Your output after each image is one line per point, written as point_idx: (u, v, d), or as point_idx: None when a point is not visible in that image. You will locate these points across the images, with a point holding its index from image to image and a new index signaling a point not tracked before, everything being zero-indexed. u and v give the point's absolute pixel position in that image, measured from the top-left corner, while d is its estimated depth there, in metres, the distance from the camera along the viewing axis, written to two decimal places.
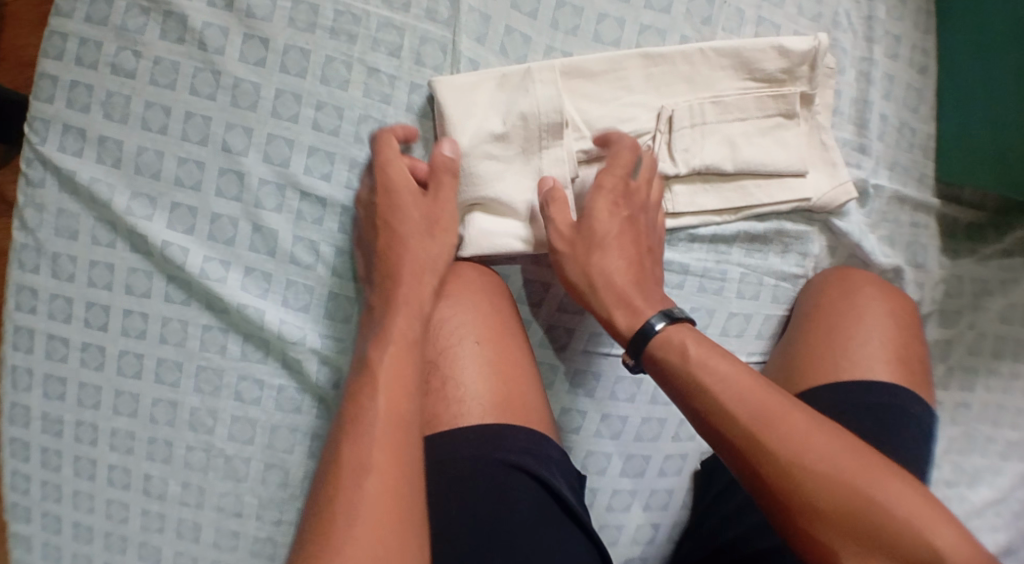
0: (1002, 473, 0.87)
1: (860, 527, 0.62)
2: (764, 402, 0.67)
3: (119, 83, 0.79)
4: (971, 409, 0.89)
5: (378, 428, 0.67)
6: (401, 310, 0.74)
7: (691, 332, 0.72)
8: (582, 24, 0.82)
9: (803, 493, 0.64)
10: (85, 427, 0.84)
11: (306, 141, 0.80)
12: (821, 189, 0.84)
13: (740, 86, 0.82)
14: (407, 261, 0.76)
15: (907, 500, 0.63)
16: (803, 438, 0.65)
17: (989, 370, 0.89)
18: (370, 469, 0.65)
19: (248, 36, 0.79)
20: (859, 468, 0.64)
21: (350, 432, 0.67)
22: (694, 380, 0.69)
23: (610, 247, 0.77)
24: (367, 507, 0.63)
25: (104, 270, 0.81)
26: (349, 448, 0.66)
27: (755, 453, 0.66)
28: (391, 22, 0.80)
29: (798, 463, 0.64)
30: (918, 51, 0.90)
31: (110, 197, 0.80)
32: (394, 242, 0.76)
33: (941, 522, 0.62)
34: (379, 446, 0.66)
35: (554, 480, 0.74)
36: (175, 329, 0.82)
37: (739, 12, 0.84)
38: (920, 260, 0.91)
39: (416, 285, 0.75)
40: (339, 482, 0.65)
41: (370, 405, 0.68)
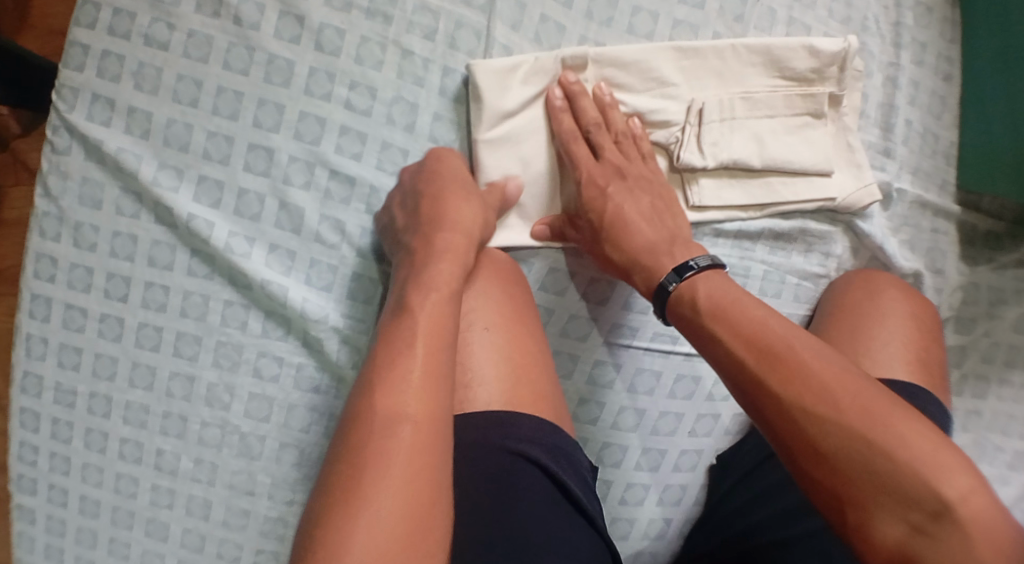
0: (1008, 483, 0.88)
1: (874, 472, 0.62)
2: (780, 348, 0.67)
3: (152, 55, 0.79)
4: (983, 417, 0.90)
5: (416, 378, 0.64)
6: (443, 257, 0.73)
7: (713, 280, 0.73)
8: (616, 15, 0.82)
9: (815, 442, 0.64)
10: (99, 399, 0.83)
11: (338, 119, 0.80)
12: (846, 189, 0.85)
13: (769, 83, 0.83)
14: (450, 217, 0.75)
15: (921, 445, 0.62)
16: (819, 382, 0.65)
17: (1001, 377, 0.90)
18: (406, 419, 0.63)
19: (284, 12, 0.79)
20: (878, 414, 0.63)
21: (383, 378, 0.65)
22: (712, 326, 0.71)
23: (628, 209, 0.79)
24: (400, 459, 0.61)
25: (126, 240, 0.80)
26: (381, 400, 0.64)
27: (769, 401, 0.67)
28: (427, 6, 0.80)
29: (812, 409, 0.64)
30: (943, 59, 0.91)
31: (136, 167, 0.79)
32: (437, 193, 0.76)
33: (955, 469, 0.61)
34: (413, 396, 0.64)
35: (559, 471, 0.74)
36: (195, 303, 0.81)
37: (771, 11, 0.85)
38: (939, 266, 0.91)
39: (459, 239, 0.75)
40: (369, 431, 0.62)
41: (408, 356, 0.65)
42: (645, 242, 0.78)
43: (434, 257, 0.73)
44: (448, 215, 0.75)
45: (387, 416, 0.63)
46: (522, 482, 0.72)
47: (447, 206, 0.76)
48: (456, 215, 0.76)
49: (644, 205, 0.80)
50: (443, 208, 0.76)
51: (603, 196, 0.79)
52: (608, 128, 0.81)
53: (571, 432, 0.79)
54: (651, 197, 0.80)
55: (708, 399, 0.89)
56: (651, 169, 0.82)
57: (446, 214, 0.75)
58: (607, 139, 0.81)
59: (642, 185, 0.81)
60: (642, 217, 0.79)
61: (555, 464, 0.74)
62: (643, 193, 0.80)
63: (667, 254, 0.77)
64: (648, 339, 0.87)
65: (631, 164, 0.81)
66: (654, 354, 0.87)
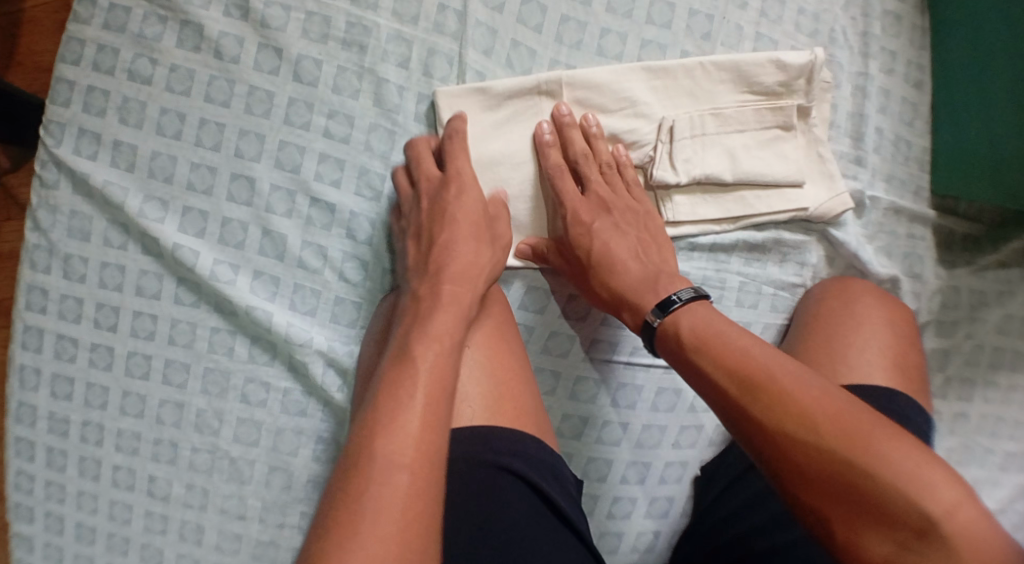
0: (1000, 485, 0.87)
1: (857, 493, 0.63)
2: (760, 375, 0.69)
3: (135, 90, 0.82)
4: (970, 420, 0.91)
5: (415, 423, 0.65)
6: (443, 308, 0.73)
7: (691, 311, 0.75)
8: (586, 38, 0.84)
9: (801, 468, 0.65)
10: (92, 427, 0.85)
11: (317, 148, 0.82)
12: (819, 200, 0.86)
13: (738, 98, 0.84)
14: (451, 263, 0.77)
15: (904, 461, 0.63)
16: (801, 409, 0.66)
17: (987, 380, 0.91)
18: (401, 467, 0.63)
19: (262, 46, 0.82)
20: (857, 436, 0.64)
21: (386, 422, 0.65)
22: (695, 359, 0.72)
23: (615, 245, 0.81)
24: (395, 510, 0.62)
25: (114, 271, 0.83)
26: (382, 444, 0.64)
27: (754, 428, 0.68)
28: (401, 34, 0.82)
29: (793, 437, 0.66)
30: (914, 67, 0.91)
31: (123, 200, 0.82)
32: (443, 240, 0.78)
33: (939, 485, 0.62)
34: (411, 446, 0.64)
35: (543, 483, 0.75)
36: (183, 331, 0.83)
37: (738, 28, 0.86)
38: (917, 271, 0.92)
39: (460, 285, 0.75)
40: (365, 475, 0.63)
41: (408, 404, 0.66)
42: (632, 275, 0.80)
43: (434, 302, 0.74)
44: (445, 259, 0.77)
45: (387, 461, 0.63)
46: (506, 496, 0.73)
47: (441, 254, 0.77)
48: (459, 262, 0.77)
49: (632, 238, 0.82)
50: (438, 256, 0.77)
51: (589, 232, 0.81)
52: (592, 159, 0.83)
53: (554, 445, 0.80)
54: (640, 229, 0.83)
55: (690, 411, 0.90)
56: (639, 202, 0.84)
57: (441, 258, 0.77)
58: (593, 170, 0.83)
59: (629, 218, 0.83)
60: (630, 253, 0.81)
61: (539, 478, 0.75)
62: (630, 226, 0.83)
63: (653, 289, 0.78)
64: (629, 353, 0.88)
65: (617, 197, 0.84)
66: (635, 368, 0.88)
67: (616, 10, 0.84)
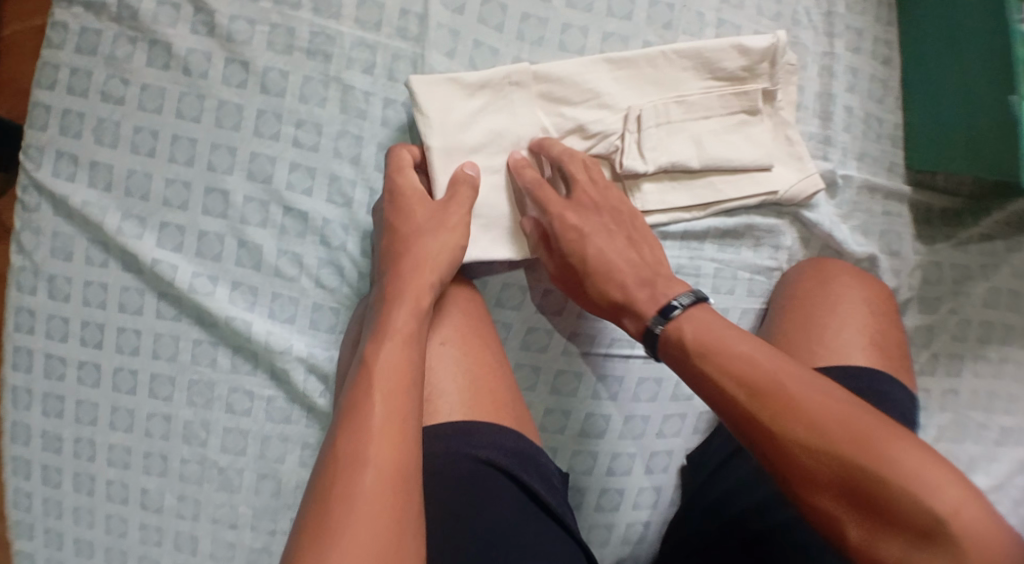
0: (997, 460, 0.90)
1: (866, 496, 0.63)
2: (768, 383, 0.68)
3: (109, 110, 0.83)
4: (961, 397, 0.92)
5: (376, 418, 0.66)
6: (401, 303, 0.74)
7: (691, 320, 0.74)
8: (547, 34, 0.84)
9: (812, 472, 0.65)
10: (84, 443, 0.87)
11: (287, 157, 0.83)
12: (789, 181, 0.86)
13: (703, 85, 0.85)
14: (411, 259, 0.77)
15: (909, 460, 0.62)
16: (812, 413, 0.66)
17: (975, 355, 0.92)
18: (367, 462, 0.64)
19: (229, 60, 0.83)
20: (865, 441, 0.64)
21: (350, 421, 0.66)
22: (700, 367, 0.72)
23: (606, 248, 0.81)
24: (367, 503, 0.62)
25: (97, 289, 0.84)
26: (347, 443, 0.65)
27: (762, 435, 0.67)
28: (365, 41, 0.83)
29: (802, 444, 0.65)
30: (881, 43, 0.91)
31: (102, 218, 0.83)
32: (404, 239, 0.78)
33: (944, 484, 0.61)
34: (374, 439, 0.65)
35: (524, 474, 0.76)
36: (167, 344, 0.84)
37: (700, 15, 0.86)
38: (895, 248, 0.92)
39: (420, 280, 0.76)
40: (341, 472, 0.64)
41: (368, 400, 0.67)
42: (627, 277, 0.79)
43: (398, 299, 0.75)
44: (410, 252, 0.77)
45: (351, 458, 0.64)
46: (490, 490, 0.74)
47: (408, 246, 0.77)
48: (424, 253, 0.77)
49: (621, 238, 0.81)
50: (404, 251, 0.77)
51: (581, 237, 0.81)
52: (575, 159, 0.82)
53: (535, 437, 0.81)
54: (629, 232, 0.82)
55: (673, 400, 0.90)
56: (622, 202, 0.83)
57: (405, 251, 0.77)
58: (580, 171, 0.82)
59: (618, 219, 0.82)
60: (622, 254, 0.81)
61: (521, 469, 0.76)
62: (619, 226, 0.82)
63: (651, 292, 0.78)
64: (607, 345, 0.89)
65: (604, 198, 0.83)
66: (614, 359, 0.89)
67: (576, 5, 0.84)
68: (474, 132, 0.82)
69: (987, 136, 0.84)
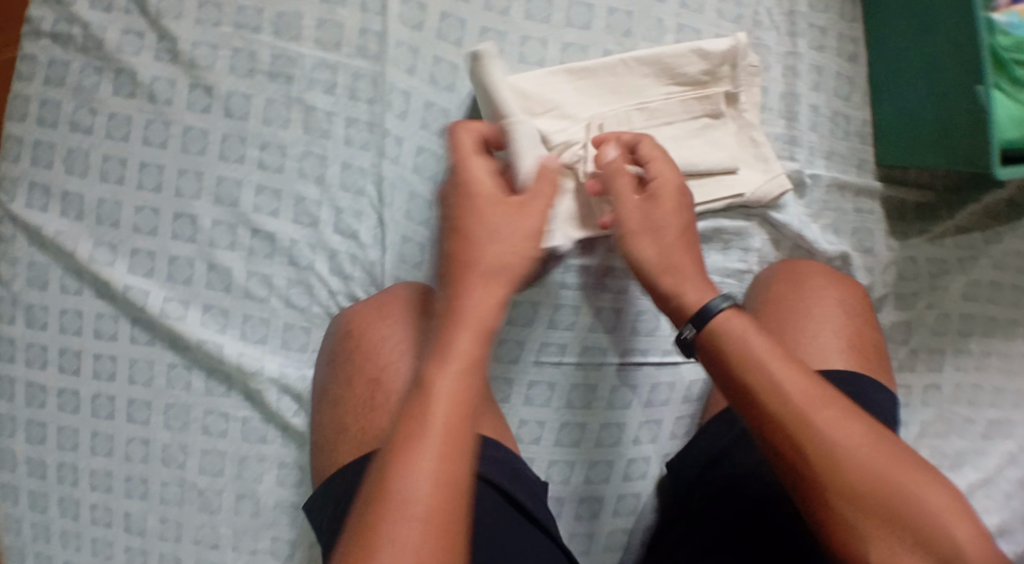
0: (988, 453, 0.90)
1: (899, 525, 0.62)
2: (825, 398, 0.66)
3: (79, 140, 0.85)
4: (943, 391, 0.93)
5: (428, 453, 0.59)
6: (464, 325, 0.66)
7: (736, 321, 0.70)
8: (506, 47, 0.85)
9: (851, 497, 0.63)
10: (68, 468, 0.88)
11: (253, 180, 0.84)
12: (755, 183, 0.86)
13: (664, 91, 0.84)
14: (480, 264, 0.69)
15: (938, 500, 0.62)
16: (855, 435, 0.65)
17: (956, 348, 0.93)
18: (417, 502, 0.58)
19: (193, 86, 0.84)
20: (903, 478, 0.63)
21: (400, 448, 0.60)
22: (758, 366, 0.68)
23: (680, 228, 0.77)
24: (416, 545, 0.57)
25: (73, 316, 0.86)
26: (393, 475, 0.59)
27: (809, 444, 0.65)
28: (325, 62, 0.84)
29: (844, 468, 0.64)
30: (846, 40, 0.91)
31: (74, 247, 0.84)
32: (478, 235, 0.70)
33: (973, 533, 0.61)
34: (429, 477, 0.59)
35: (507, 483, 0.76)
36: (142, 369, 0.85)
37: (659, 21, 0.86)
38: (867, 245, 0.91)
39: (487, 294, 0.67)
40: (389, 507, 0.58)
41: (425, 433, 0.60)
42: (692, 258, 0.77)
43: (461, 318, 0.66)
44: (478, 255, 0.69)
45: (403, 494, 0.58)
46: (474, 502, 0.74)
47: (473, 245, 0.69)
48: (492, 260, 0.69)
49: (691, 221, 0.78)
50: (467, 252, 0.69)
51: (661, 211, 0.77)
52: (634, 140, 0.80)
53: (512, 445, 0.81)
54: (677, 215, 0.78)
55: (646, 407, 0.91)
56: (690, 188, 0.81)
57: (472, 255, 0.69)
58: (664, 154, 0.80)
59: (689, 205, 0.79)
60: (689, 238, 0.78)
61: (502, 478, 0.76)
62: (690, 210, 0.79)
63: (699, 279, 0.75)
64: (576, 355, 0.90)
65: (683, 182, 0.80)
66: (585, 369, 0.90)
67: (534, 16, 0.85)
68: (513, 111, 0.78)
69: (961, 128, 0.83)
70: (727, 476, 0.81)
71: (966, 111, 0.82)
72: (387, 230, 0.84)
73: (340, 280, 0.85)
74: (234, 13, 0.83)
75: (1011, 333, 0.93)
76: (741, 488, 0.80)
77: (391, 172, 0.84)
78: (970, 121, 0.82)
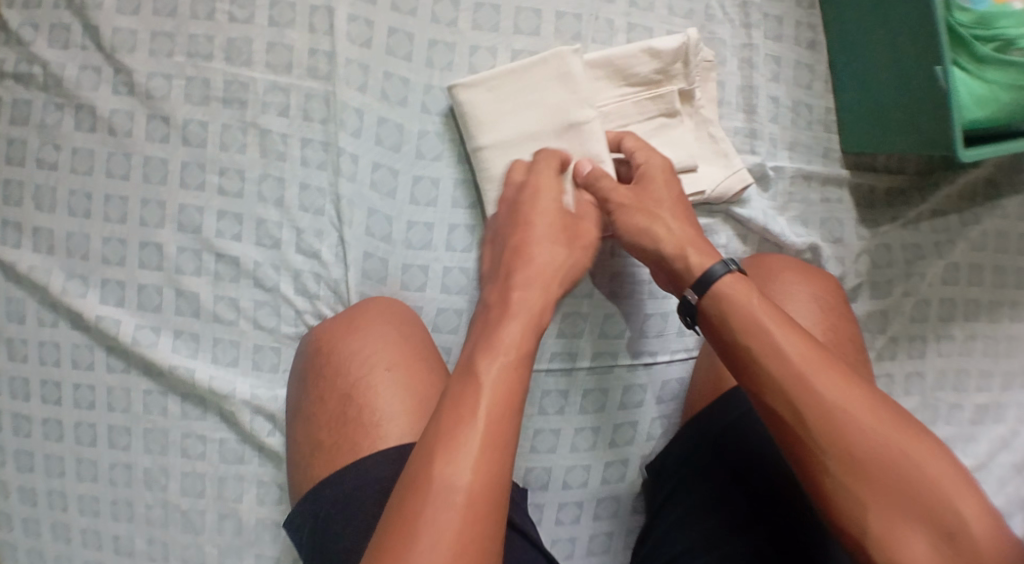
0: (976, 440, 0.91)
1: (902, 489, 0.61)
2: (824, 359, 0.65)
3: (45, 176, 0.86)
4: (926, 378, 0.91)
5: (470, 441, 0.60)
6: (515, 319, 0.67)
7: (740, 286, 0.70)
8: (456, 59, 0.85)
9: (852, 459, 0.62)
10: (56, 495, 0.90)
11: (214, 206, 0.85)
12: (716, 180, 0.84)
13: (617, 93, 0.84)
14: (535, 267, 0.71)
15: (943, 468, 0.61)
16: (860, 398, 0.64)
17: (938, 334, 0.92)
18: (459, 491, 0.58)
19: (151, 116, 0.85)
20: (906, 443, 0.62)
21: (444, 435, 0.60)
22: (761, 328, 0.67)
23: (676, 203, 0.77)
24: (450, 532, 0.57)
25: (51, 348, 0.88)
26: (434, 463, 0.59)
27: (809, 401, 0.64)
28: (277, 84, 0.84)
29: (845, 433, 0.63)
30: (804, 27, 0.90)
31: (46, 280, 0.86)
32: (528, 240, 0.73)
33: (975, 501, 0.60)
34: (471, 466, 0.59)
35: None
36: (119, 396, 0.87)
37: (609, 22, 0.86)
38: (838, 235, 0.90)
39: (541, 291, 0.70)
40: (436, 476, 0.58)
41: (471, 420, 0.60)
42: (694, 230, 0.76)
43: (510, 313, 0.67)
44: (534, 255, 0.72)
45: (446, 480, 0.58)
46: None
47: (529, 249, 0.72)
48: (540, 262, 0.71)
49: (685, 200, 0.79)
50: (524, 251, 0.72)
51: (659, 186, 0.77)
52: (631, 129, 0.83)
53: None
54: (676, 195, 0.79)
55: (622, 409, 0.90)
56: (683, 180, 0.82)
57: (532, 255, 0.72)
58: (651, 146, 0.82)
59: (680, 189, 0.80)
60: (685, 215, 0.77)
61: None
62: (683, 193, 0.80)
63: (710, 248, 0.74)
64: (547, 360, 0.89)
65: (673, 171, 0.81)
66: (556, 375, 0.89)
67: (483, 26, 0.85)
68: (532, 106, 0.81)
69: (925, 111, 0.81)
70: (728, 475, 0.80)
71: (927, 94, 0.80)
72: (348, 248, 0.85)
73: (306, 299, 0.86)
74: (185, 42, 0.85)
75: (994, 315, 0.92)
76: (742, 482, 0.79)
77: (348, 190, 0.85)
78: (932, 103, 0.80)
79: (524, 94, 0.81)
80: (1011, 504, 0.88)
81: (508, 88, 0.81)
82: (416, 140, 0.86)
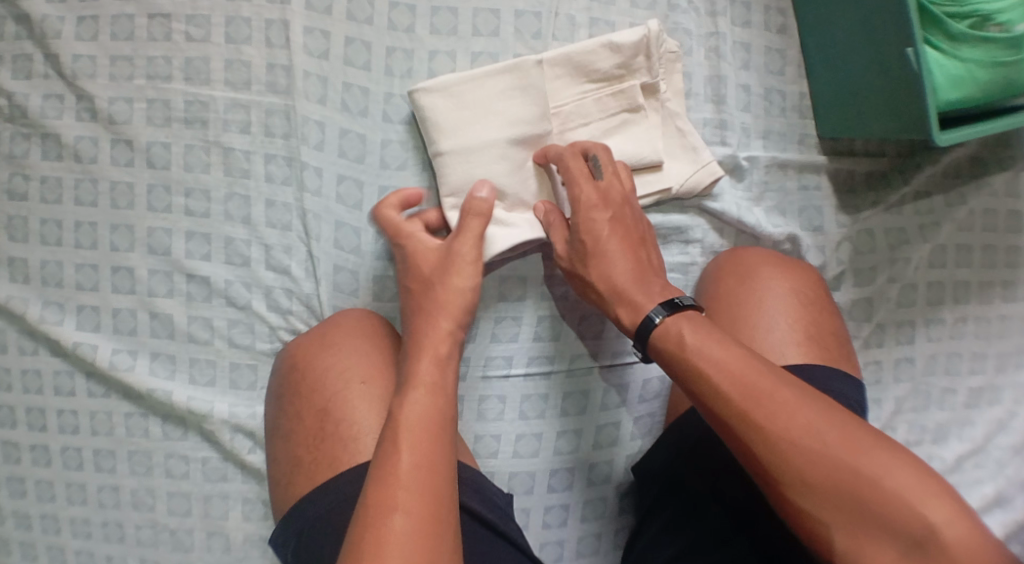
0: (971, 424, 0.88)
1: (857, 504, 0.61)
2: (761, 381, 0.66)
3: (16, 207, 0.86)
4: (916, 363, 0.89)
5: (405, 465, 0.65)
6: (425, 351, 0.73)
7: (677, 325, 0.70)
8: (415, 65, 0.84)
9: (804, 483, 0.62)
10: (49, 519, 0.89)
11: (183, 227, 0.85)
12: (684, 175, 0.83)
13: (579, 90, 0.82)
14: (439, 295, 0.76)
15: (896, 471, 0.61)
16: (805, 422, 0.63)
17: (927, 318, 0.89)
18: (398, 508, 0.62)
19: (115, 141, 0.85)
20: (858, 459, 0.62)
21: (377, 467, 0.65)
22: (698, 365, 0.68)
23: (613, 243, 0.77)
24: (400, 548, 0.60)
25: (34, 376, 0.88)
26: (375, 491, 0.64)
27: (756, 434, 0.64)
28: (237, 101, 0.84)
29: (796, 460, 0.63)
30: (773, 12, 0.87)
31: (24, 310, 0.86)
32: (447, 265, 0.77)
33: (941, 505, 0.59)
34: (405, 485, 0.64)
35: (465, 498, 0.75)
36: (102, 420, 0.88)
37: (570, 19, 0.85)
38: (817, 223, 0.88)
39: (448, 318, 0.75)
40: (374, 532, 0.61)
41: (396, 449, 0.66)
42: (637, 269, 0.76)
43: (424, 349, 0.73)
44: (442, 282, 0.76)
45: (384, 503, 0.63)
46: None
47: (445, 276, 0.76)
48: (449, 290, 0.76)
49: (625, 228, 0.78)
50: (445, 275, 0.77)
51: (594, 230, 0.77)
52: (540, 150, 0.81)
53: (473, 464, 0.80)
54: (624, 231, 0.78)
55: (604, 410, 0.89)
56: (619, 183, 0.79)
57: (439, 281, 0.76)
58: (573, 166, 0.78)
59: (620, 209, 0.78)
60: (625, 248, 0.77)
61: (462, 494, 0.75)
62: (622, 215, 0.78)
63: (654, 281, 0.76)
64: (525, 365, 0.88)
65: (610, 186, 0.78)
66: (534, 379, 0.88)
67: (440, 30, 0.84)
68: (486, 119, 0.79)
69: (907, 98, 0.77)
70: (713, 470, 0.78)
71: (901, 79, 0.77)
72: (318, 262, 0.85)
73: (279, 316, 0.86)
74: (144, 65, 0.84)
75: (985, 296, 0.89)
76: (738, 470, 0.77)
77: (314, 204, 0.84)
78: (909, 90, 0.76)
79: (484, 103, 0.80)
80: (1011, 486, 0.85)
81: (469, 97, 0.79)
82: (380, 150, 0.85)
